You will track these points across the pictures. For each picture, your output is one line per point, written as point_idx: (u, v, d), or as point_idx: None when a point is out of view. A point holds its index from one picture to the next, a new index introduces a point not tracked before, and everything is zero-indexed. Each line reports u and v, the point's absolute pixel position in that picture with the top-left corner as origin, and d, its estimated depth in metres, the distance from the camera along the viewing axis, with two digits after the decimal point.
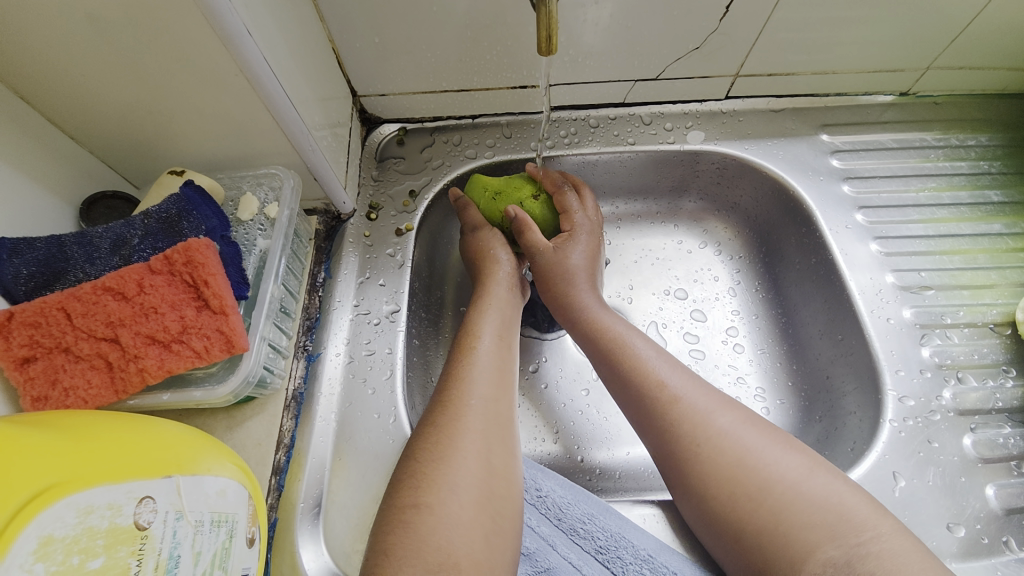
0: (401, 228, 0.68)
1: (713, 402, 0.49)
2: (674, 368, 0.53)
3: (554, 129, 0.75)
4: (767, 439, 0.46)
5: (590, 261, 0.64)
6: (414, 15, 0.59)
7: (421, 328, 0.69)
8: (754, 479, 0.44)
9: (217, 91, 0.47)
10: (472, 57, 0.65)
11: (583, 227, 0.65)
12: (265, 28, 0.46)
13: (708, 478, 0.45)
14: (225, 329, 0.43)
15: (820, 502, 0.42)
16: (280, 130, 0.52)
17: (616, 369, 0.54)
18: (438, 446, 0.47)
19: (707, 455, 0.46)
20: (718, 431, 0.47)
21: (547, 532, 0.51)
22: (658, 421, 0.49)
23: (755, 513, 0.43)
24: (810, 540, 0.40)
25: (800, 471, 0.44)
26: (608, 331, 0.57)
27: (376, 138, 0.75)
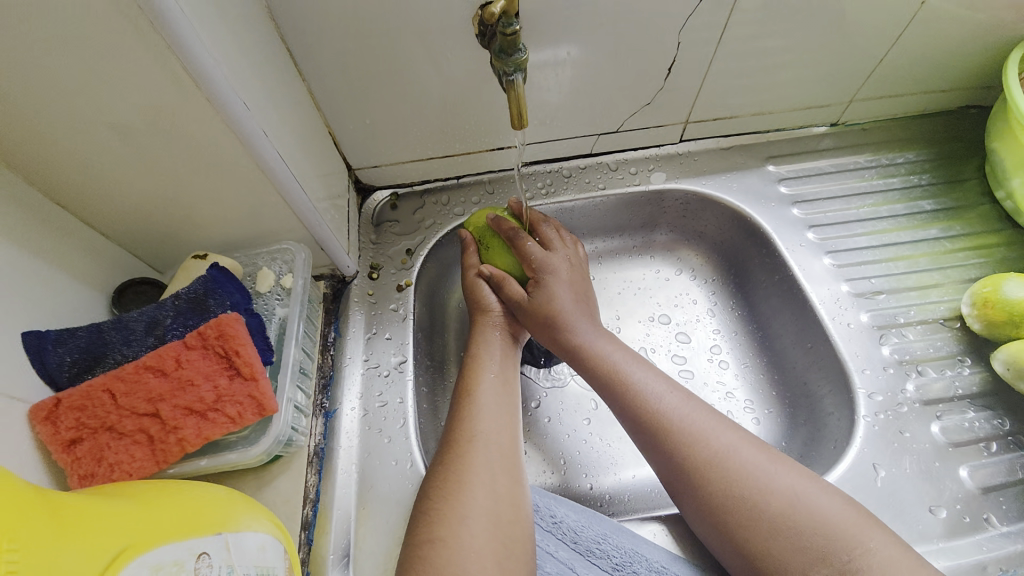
0: (401, 283, 0.74)
1: (712, 423, 0.54)
2: (677, 397, 0.56)
3: (533, 182, 0.83)
4: (766, 455, 0.51)
5: (578, 298, 0.66)
6: (401, 98, 0.68)
7: (426, 376, 0.73)
8: (752, 503, 0.48)
9: (236, 179, 0.53)
10: (454, 125, 0.74)
11: (559, 269, 0.67)
12: (277, 123, 0.54)
13: (716, 495, 0.50)
14: (256, 394, 0.47)
15: (817, 513, 0.47)
16: (291, 208, 0.58)
17: (621, 399, 0.58)
18: (447, 482, 0.51)
19: (710, 483, 0.50)
20: (722, 450, 0.51)
21: (565, 556, 0.53)
22: (666, 443, 0.54)
23: (755, 535, 0.48)
24: (809, 553, 0.45)
25: (799, 485, 0.49)
26: (609, 363, 0.61)
27: (371, 204, 0.82)
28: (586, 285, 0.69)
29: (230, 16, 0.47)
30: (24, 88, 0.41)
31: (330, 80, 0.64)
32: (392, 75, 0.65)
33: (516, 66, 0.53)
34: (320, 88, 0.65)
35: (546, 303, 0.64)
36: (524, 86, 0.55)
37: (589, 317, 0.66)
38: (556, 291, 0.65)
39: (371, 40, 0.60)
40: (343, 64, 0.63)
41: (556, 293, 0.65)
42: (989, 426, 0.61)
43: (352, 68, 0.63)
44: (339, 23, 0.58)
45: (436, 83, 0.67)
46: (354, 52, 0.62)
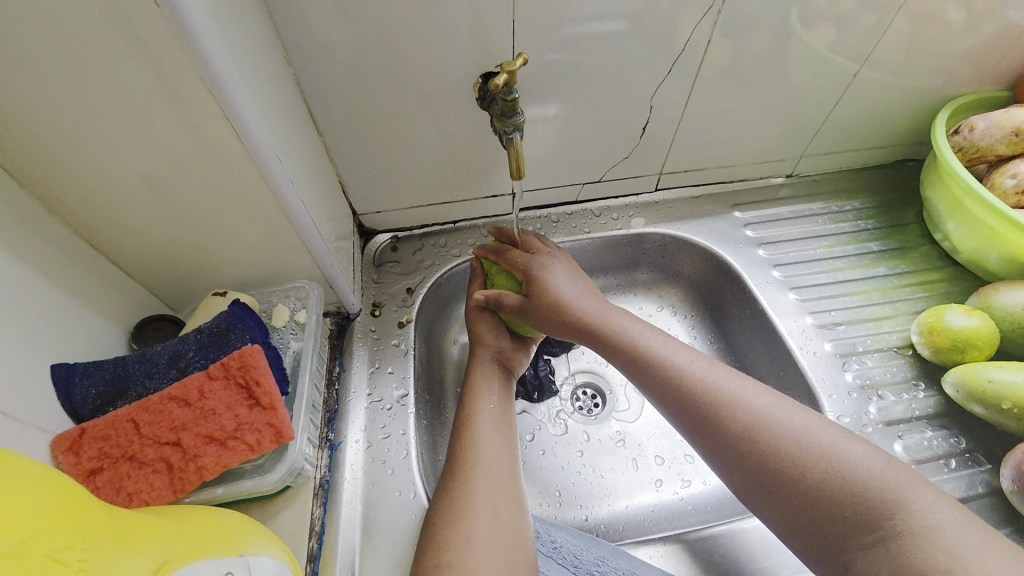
0: (403, 320, 0.78)
1: (746, 388, 0.54)
2: (708, 365, 0.57)
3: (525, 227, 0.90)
4: (805, 417, 0.50)
5: (582, 288, 0.68)
6: (407, 151, 0.75)
7: (426, 410, 0.76)
8: (794, 459, 0.47)
9: (260, 222, 0.58)
10: (453, 174, 0.81)
11: (555, 264, 0.70)
12: (299, 174, 0.60)
13: (758, 455, 0.49)
14: (274, 422, 0.50)
15: (856, 472, 0.44)
16: (307, 249, 0.62)
17: (649, 374, 0.58)
18: (451, 509, 0.53)
19: (748, 441, 0.50)
20: (757, 413, 0.51)
21: None
22: (697, 412, 0.54)
23: (801, 491, 0.46)
24: (848, 514, 0.43)
25: (838, 445, 0.47)
26: (629, 341, 0.61)
27: (372, 247, 0.87)
28: (585, 279, 0.70)
29: (267, 81, 0.54)
30: (83, 144, 0.46)
31: (344, 134, 0.71)
32: (401, 131, 0.73)
33: (513, 126, 0.61)
34: (334, 142, 0.72)
35: (551, 288, 0.66)
36: (521, 141, 0.62)
37: (600, 301, 0.67)
38: (554, 281, 0.67)
39: (384, 101, 0.68)
40: (357, 122, 0.70)
41: (552, 283, 0.66)
42: (946, 443, 0.68)
43: (365, 125, 0.71)
44: (357, 87, 0.66)
45: (438, 139, 0.75)
46: (368, 112, 0.69)
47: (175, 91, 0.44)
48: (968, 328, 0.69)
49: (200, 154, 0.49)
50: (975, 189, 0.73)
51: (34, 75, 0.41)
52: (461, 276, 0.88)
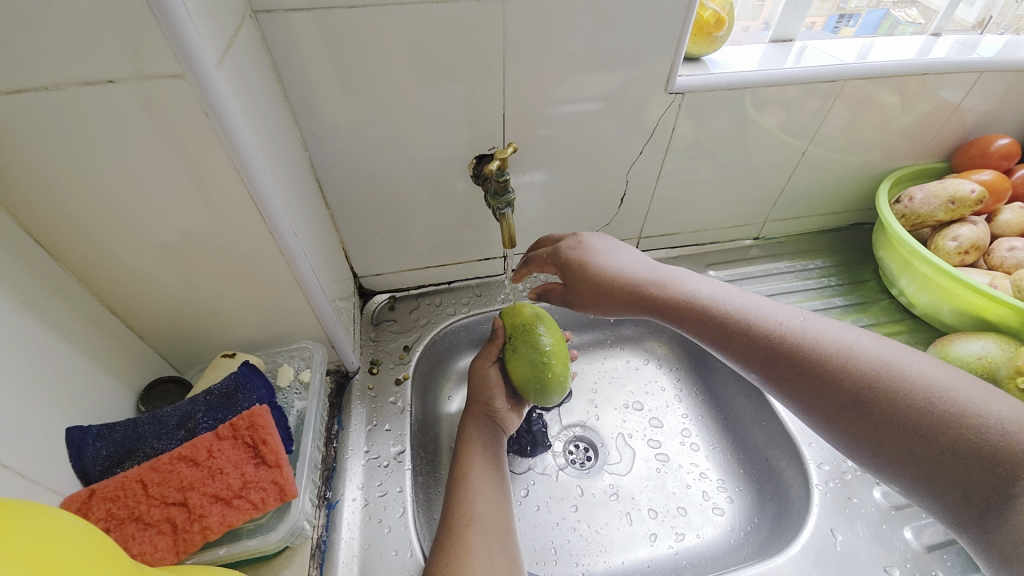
0: (400, 377, 0.82)
1: (830, 329, 0.52)
2: (783, 312, 0.56)
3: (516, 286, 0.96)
4: (883, 348, 0.49)
5: (629, 255, 0.68)
6: (407, 220, 0.82)
7: (421, 467, 0.77)
8: (894, 389, 0.45)
9: (272, 287, 0.63)
10: (449, 239, 0.88)
11: (591, 239, 0.70)
12: (310, 244, 0.66)
13: (852, 390, 0.47)
14: (279, 480, 0.52)
15: (940, 399, 0.43)
16: (313, 312, 0.67)
17: (713, 323, 0.58)
18: (447, 566, 0.54)
19: (839, 378, 0.48)
20: (845, 349, 0.50)
21: None
22: (767, 356, 0.54)
23: (907, 422, 0.44)
24: (937, 446, 0.42)
25: (922, 373, 0.45)
26: (686, 293, 0.61)
27: (371, 307, 0.92)
28: (624, 245, 0.70)
29: (286, 163, 0.61)
30: (122, 222, 0.52)
31: (350, 205, 0.78)
32: (403, 202, 0.80)
33: (505, 204, 0.69)
34: (341, 212, 0.79)
35: (591, 259, 0.67)
36: (513, 215, 0.70)
37: (648, 263, 0.67)
38: (595, 255, 0.68)
39: (388, 177, 0.76)
40: (363, 194, 0.77)
41: (593, 257, 0.67)
42: None
43: (370, 196, 0.78)
44: (365, 165, 0.74)
45: (436, 210, 0.82)
46: (374, 186, 0.77)
47: (210, 177, 0.50)
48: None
49: (224, 229, 0.55)
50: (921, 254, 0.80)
51: (87, 163, 0.46)
52: (455, 333, 0.92)
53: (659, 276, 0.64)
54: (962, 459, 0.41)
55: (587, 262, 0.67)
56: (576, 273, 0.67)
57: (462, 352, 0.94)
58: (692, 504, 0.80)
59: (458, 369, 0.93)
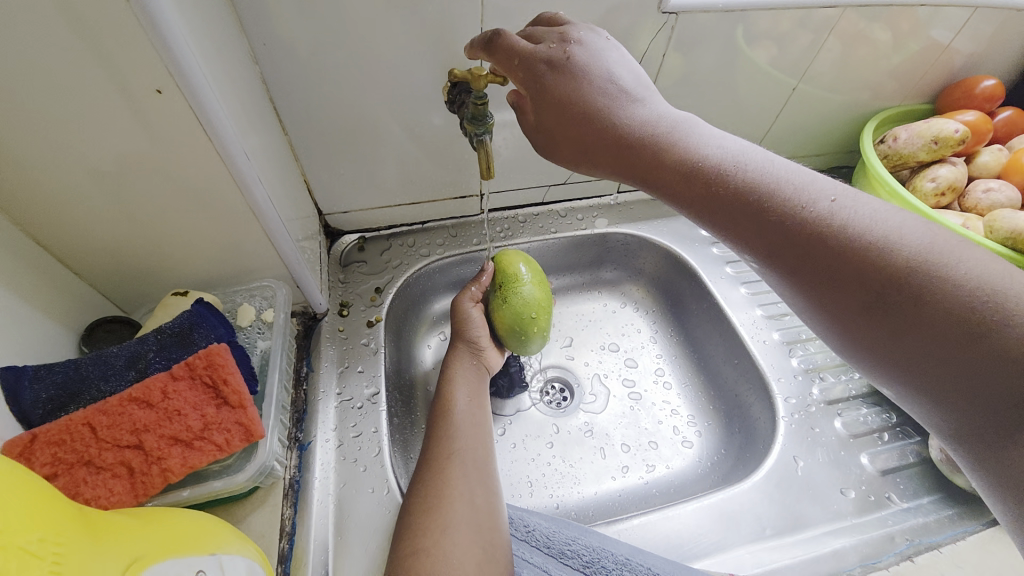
0: (373, 319, 0.78)
1: (861, 208, 0.43)
2: (810, 181, 0.46)
3: (494, 227, 0.92)
4: (911, 227, 0.42)
5: (630, 88, 0.54)
6: (374, 152, 0.76)
7: (397, 410, 0.76)
8: (928, 284, 0.39)
9: (225, 220, 0.57)
10: (422, 175, 0.82)
11: (590, 45, 0.54)
12: (266, 174, 0.59)
13: (878, 281, 0.41)
14: (244, 420, 0.50)
15: (964, 288, 0.38)
16: (274, 248, 0.62)
17: (716, 185, 0.49)
18: (426, 497, 0.54)
19: (865, 267, 0.41)
20: (876, 230, 0.42)
21: (539, 561, 0.57)
22: (771, 227, 0.46)
23: (935, 320, 0.38)
24: (953, 339, 0.38)
25: (953, 259, 0.39)
26: (697, 157, 0.50)
27: (339, 247, 0.87)
28: (620, 70, 0.55)
29: (232, 78, 0.53)
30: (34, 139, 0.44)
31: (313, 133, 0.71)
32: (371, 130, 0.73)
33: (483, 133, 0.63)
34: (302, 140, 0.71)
35: (573, 94, 0.53)
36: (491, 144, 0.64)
37: (651, 106, 0.54)
38: (586, 83, 0.53)
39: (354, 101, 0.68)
40: (326, 120, 0.70)
41: (584, 81, 0.53)
42: (879, 418, 0.74)
43: (334, 123, 0.70)
44: (326, 87, 0.66)
45: (407, 140, 0.75)
46: (338, 111, 0.69)
47: (141, 87, 0.43)
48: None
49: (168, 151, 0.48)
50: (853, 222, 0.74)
51: None
52: (429, 275, 0.88)
53: (660, 126, 0.52)
54: (969, 352, 0.37)
55: (574, 96, 0.53)
56: (558, 98, 0.54)
57: (438, 295, 0.91)
58: (663, 438, 0.82)
59: (434, 311, 0.90)
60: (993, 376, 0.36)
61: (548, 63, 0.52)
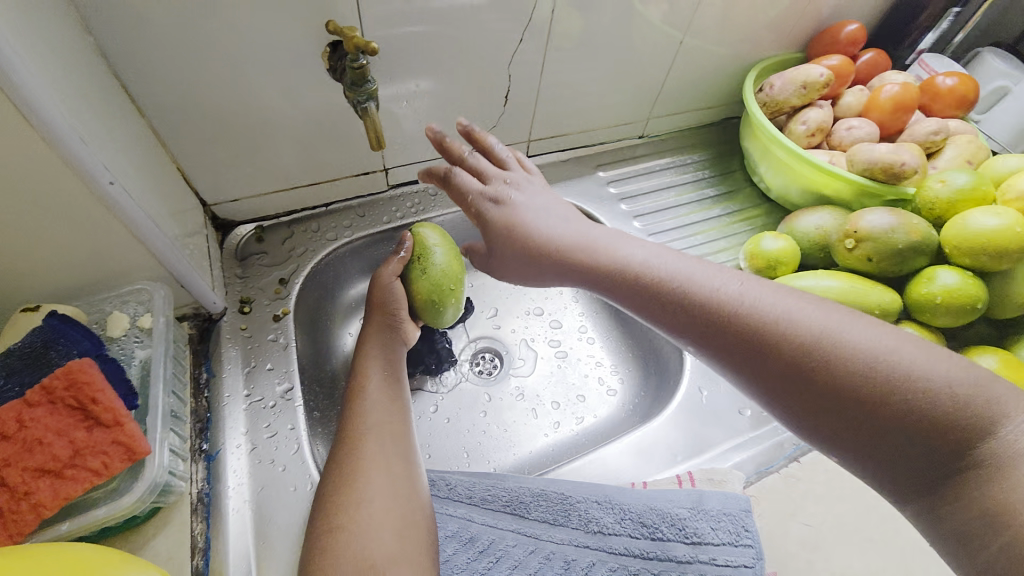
0: (281, 310, 0.58)
1: (740, 282, 0.37)
2: (678, 256, 0.41)
3: (427, 198, 0.69)
4: (912, 350, 0.30)
5: (570, 224, 0.45)
6: (241, 120, 0.51)
7: (316, 406, 0.57)
8: (841, 378, 0.31)
9: (63, 215, 0.38)
10: (326, 124, 0.55)
11: (530, 198, 0.47)
12: (102, 142, 0.38)
13: (793, 372, 0.33)
14: (122, 437, 0.39)
15: (873, 374, 0.30)
16: (142, 244, 0.43)
17: (695, 325, 0.37)
18: (340, 468, 0.42)
19: (773, 349, 0.34)
20: (764, 312, 0.35)
21: (461, 511, 0.45)
22: (790, 375, 0.33)
23: (876, 415, 0.30)
24: (920, 437, 0.29)
25: (960, 396, 0.28)
26: (620, 261, 0.42)
27: (234, 241, 0.61)
28: (552, 198, 0.48)
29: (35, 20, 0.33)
30: None
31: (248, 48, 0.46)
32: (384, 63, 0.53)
33: (367, 97, 0.47)
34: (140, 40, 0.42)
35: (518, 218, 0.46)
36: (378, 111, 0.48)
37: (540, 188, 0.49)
38: (516, 211, 0.46)
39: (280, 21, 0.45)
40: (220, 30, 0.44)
41: (526, 222, 0.46)
42: None
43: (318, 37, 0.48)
44: (178, 15, 0.42)
45: (283, 103, 0.52)
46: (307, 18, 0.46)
47: None
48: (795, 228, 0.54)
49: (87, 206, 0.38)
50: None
51: None
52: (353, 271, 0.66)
53: (560, 226, 0.45)
54: (929, 441, 0.28)
55: (510, 217, 0.46)
56: (501, 243, 0.46)
57: (354, 274, 0.66)
58: (589, 390, 0.81)
59: (348, 295, 0.66)
60: (933, 470, 0.28)
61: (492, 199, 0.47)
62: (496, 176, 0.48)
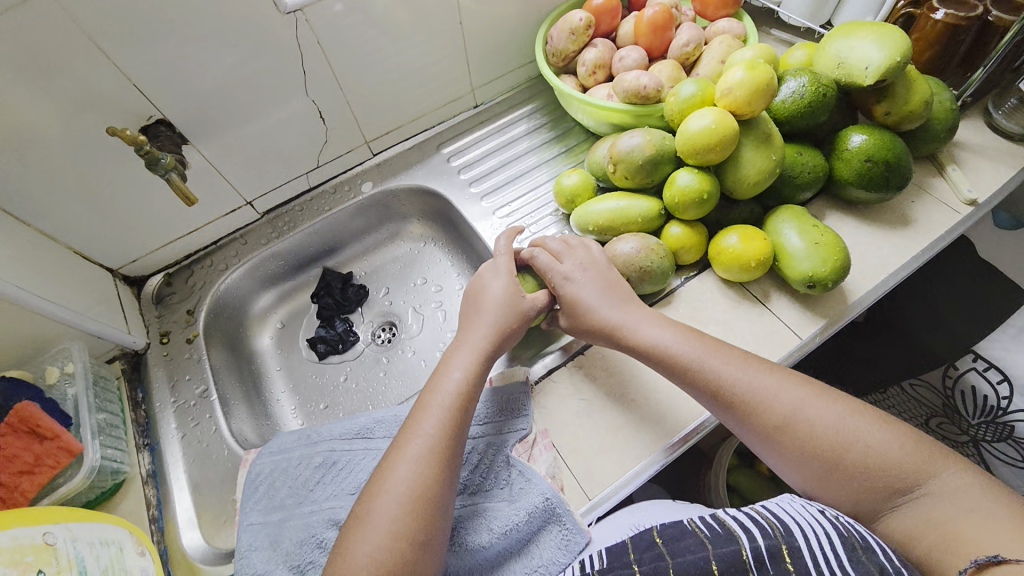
0: (191, 333, 0.48)
1: (766, 376, 0.32)
2: (716, 346, 0.35)
3: (353, 180, 0.56)
4: (867, 426, 0.30)
5: (605, 292, 0.38)
6: (141, 206, 0.45)
7: (238, 395, 0.48)
8: (844, 460, 0.29)
9: (66, 264, 0.43)
10: (202, 127, 0.44)
11: (582, 282, 0.39)
12: (77, 187, 0.41)
13: (807, 451, 0.30)
14: (59, 449, 0.34)
15: (858, 460, 0.29)
16: (124, 236, 0.46)
17: (740, 421, 0.33)
18: (414, 502, 0.29)
19: (795, 439, 0.31)
20: (776, 400, 0.32)
21: (338, 449, 0.39)
22: (812, 461, 0.30)
23: (872, 497, 0.29)
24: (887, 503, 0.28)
25: (916, 466, 0.28)
26: (648, 348, 0.36)
27: (150, 292, 0.50)
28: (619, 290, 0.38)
29: None
30: None
31: (65, 96, 0.37)
32: (179, 22, 0.38)
33: (166, 168, 0.40)
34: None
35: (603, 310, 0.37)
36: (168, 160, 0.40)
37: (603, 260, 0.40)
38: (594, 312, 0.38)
39: (45, 33, 0.34)
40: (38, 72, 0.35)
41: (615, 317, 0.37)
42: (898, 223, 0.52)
43: (130, 39, 0.37)
44: (56, 129, 0.38)
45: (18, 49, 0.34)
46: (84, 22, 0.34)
47: None
48: (716, 95, 0.38)
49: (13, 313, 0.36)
50: (563, 91, 0.49)
51: None
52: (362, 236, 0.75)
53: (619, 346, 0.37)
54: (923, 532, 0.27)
55: (596, 313, 0.37)
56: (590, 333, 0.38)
57: (258, 288, 0.55)
58: None
59: (255, 305, 0.55)
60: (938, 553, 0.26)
61: (595, 294, 0.38)
62: (555, 250, 0.41)
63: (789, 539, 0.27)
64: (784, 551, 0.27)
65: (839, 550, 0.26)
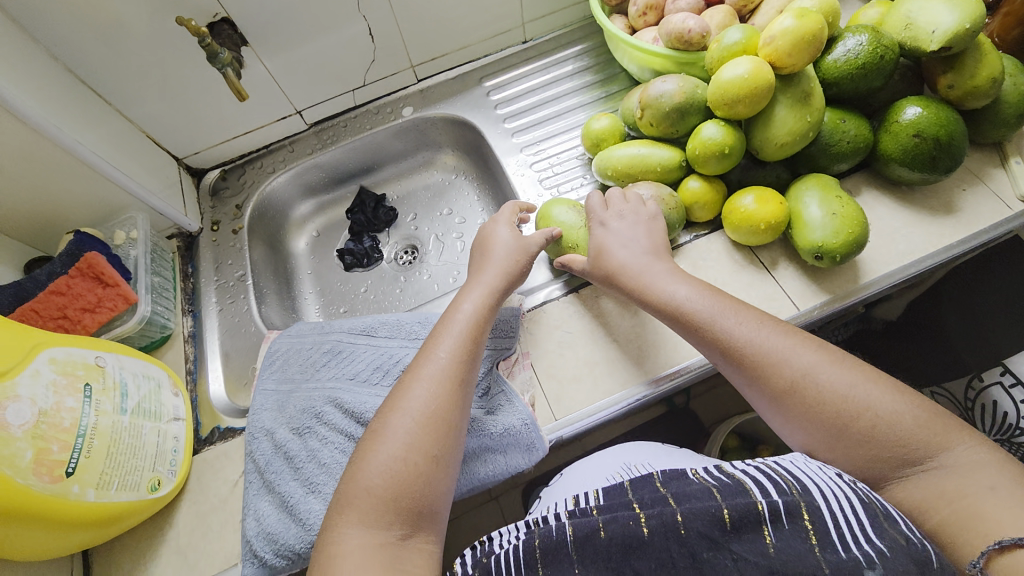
0: (237, 225, 0.53)
1: (784, 337, 0.31)
2: (742, 309, 0.33)
3: (395, 104, 0.58)
4: (883, 395, 0.28)
5: (637, 244, 0.38)
6: (205, 103, 0.50)
7: (271, 286, 0.54)
8: (850, 426, 0.28)
9: (141, 146, 0.48)
10: (263, 35, 0.47)
11: (615, 230, 0.39)
12: (154, 78, 0.46)
13: (811, 414, 0.29)
14: (117, 296, 0.41)
15: (865, 425, 0.27)
16: (189, 130, 0.51)
17: (746, 378, 0.31)
18: (428, 422, 0.29)
19: (800, 401, 0.29)
20: (791, 362, 0.30)
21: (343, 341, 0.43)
22: (816, 425, 0.28)
23: (878, 464, 0.27)
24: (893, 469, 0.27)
25: (928, 436, 0.26)
26: (671, 303, 0.34)
27: (207, 184, 0.56)
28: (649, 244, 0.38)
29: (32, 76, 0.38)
30: None
31: None
32: None
33: (224, 64, 0.44)
34: (72, 22, 0.40)
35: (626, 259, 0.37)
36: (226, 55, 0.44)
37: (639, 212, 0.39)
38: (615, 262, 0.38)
39: None
40: None
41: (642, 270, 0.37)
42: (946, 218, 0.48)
43: None
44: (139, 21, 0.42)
45: None
46: None
47: None
48: (759, 46, 0.37)
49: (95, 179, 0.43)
50: (611, 32, 0.47)
51: None
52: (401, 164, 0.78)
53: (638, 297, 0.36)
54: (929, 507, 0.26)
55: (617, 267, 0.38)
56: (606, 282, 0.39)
57: (298, 196, 0.59)
58: None
59: (295, 212, 0.60)
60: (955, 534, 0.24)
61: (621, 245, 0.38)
62: (609, 195, 0.41)
63: (808, 497, 0.26)
64: (802, 507, 0.25)
65: (860, 512, 0.25)
